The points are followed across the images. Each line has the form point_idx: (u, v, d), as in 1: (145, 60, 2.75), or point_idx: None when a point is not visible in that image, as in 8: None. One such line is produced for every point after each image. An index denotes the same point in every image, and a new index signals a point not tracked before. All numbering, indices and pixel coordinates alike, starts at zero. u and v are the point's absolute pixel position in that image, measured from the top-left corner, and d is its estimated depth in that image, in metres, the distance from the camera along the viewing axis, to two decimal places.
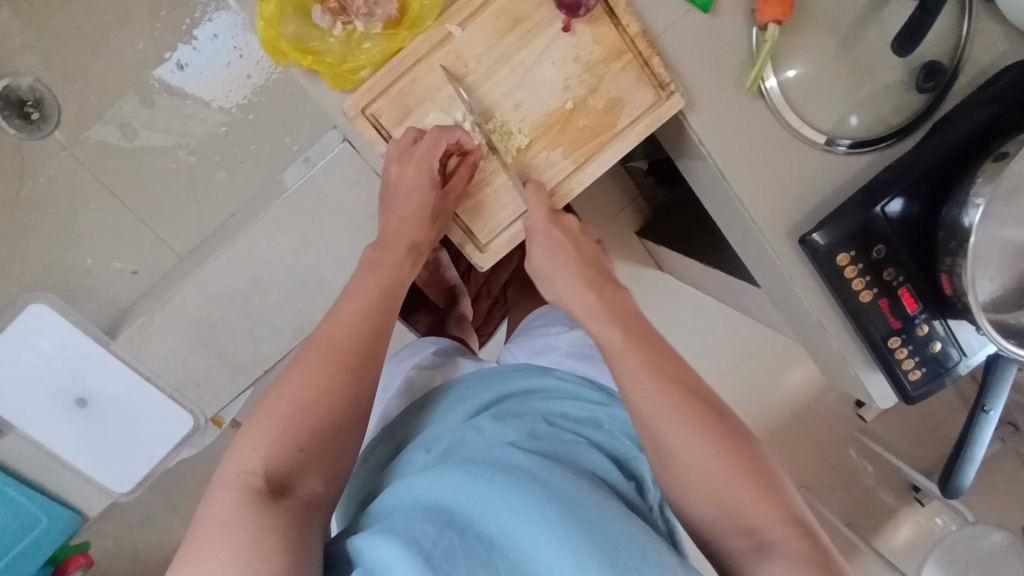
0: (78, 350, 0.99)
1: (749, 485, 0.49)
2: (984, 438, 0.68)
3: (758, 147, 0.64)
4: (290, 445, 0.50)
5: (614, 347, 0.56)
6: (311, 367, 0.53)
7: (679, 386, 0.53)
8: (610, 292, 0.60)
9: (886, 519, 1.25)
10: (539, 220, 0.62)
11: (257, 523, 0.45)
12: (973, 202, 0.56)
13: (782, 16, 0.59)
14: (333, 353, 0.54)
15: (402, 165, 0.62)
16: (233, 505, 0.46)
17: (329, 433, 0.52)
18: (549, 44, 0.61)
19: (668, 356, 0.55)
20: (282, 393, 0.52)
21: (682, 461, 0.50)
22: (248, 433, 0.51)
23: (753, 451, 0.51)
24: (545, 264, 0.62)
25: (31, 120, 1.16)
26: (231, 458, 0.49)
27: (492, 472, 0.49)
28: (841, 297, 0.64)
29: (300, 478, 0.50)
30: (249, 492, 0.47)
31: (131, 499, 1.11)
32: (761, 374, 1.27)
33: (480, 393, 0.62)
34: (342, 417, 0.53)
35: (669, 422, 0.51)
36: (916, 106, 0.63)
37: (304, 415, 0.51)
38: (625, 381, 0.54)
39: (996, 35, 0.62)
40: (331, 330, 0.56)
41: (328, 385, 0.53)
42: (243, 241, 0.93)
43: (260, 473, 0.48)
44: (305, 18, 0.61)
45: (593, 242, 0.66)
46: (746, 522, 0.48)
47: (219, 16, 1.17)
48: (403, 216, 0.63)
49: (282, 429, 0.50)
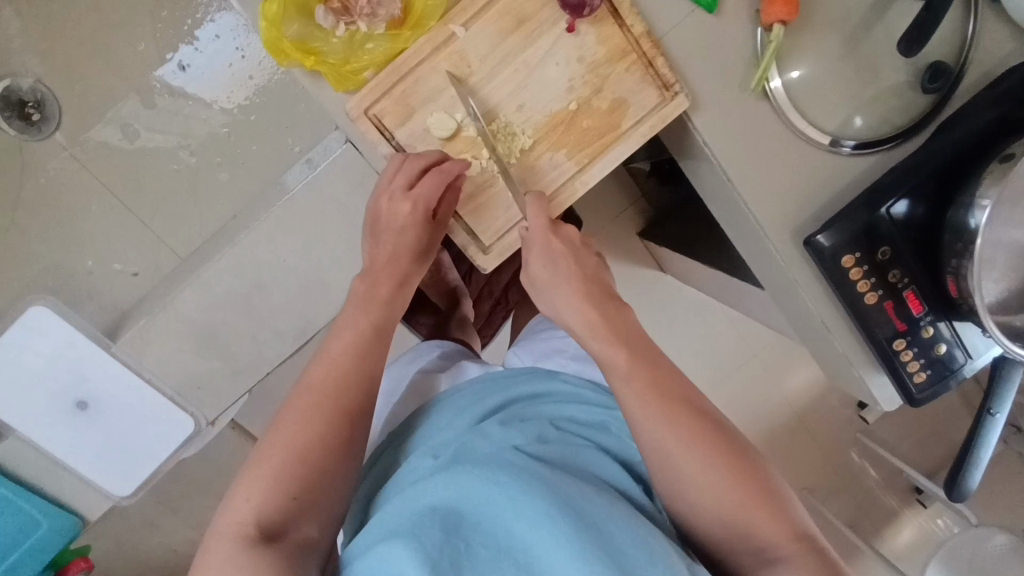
0: (78, 353, 0.99)
1: (759, 506, 0.49)
2: (990, 441, 0.68)
3: (763, 150, 0.64)
4: (285, 494, 0.50)
5: (618, 365, 0.54)
6: (301, 415, 0.54)
7: (683, 405, 0.52)
8: (611, 308, 0.59)
9: (889, 521, 1.24)
10: (538, 230, 0.61)
11: (250, 573, 0.45)
12: (979, 204, 0.56)
13: (787, 16, 0.59)
14: (325, 399, 0.55)
15: (394, 201, 0.61)
16: (227, 557, 0.46)
17: (323, 479, 0.52)
18: (553, 44, 0.61)
19: (669, 377, 0.54)
20: (274, 443, 0.52)
21: (688, 483, 0.50)
22: (242, 483, 0.51)
23: (762, 469, 0.51)
24: (545, 277, 0.61)
25: (32, 121, 1.15)
26: (224, 510, 0.50)
27: (499, 476, 0.49)
28: (846, 299, 0.64)
29: (295, 524, 0.50)
30: (242, 541, 0.47)
31: (132, 502, 1.10)
32: (764, 376, 1.26)
33: (485, 398, 0.62)
34: (333, 462, 0.53)
35: (676, 442, 0.50)
36: (921, 107, 0.62)
37: (298, 462, 0.51)
38: (626, 401, 0.53)
39: (1002, 35, 0.62)
40: (322, 375, 0.57)
41: (320, 434, 0.53)
42: (244, 243, 0.92)
43: (253, 522, 0.48)
44: (307, 17, 0.60)
45: (594, 256, 0.65)
46: (758, 544, 0.49)
47: (220, 16, 1.17)
48: (392, 251, 0.63)
49: (276, 478, 0.51)
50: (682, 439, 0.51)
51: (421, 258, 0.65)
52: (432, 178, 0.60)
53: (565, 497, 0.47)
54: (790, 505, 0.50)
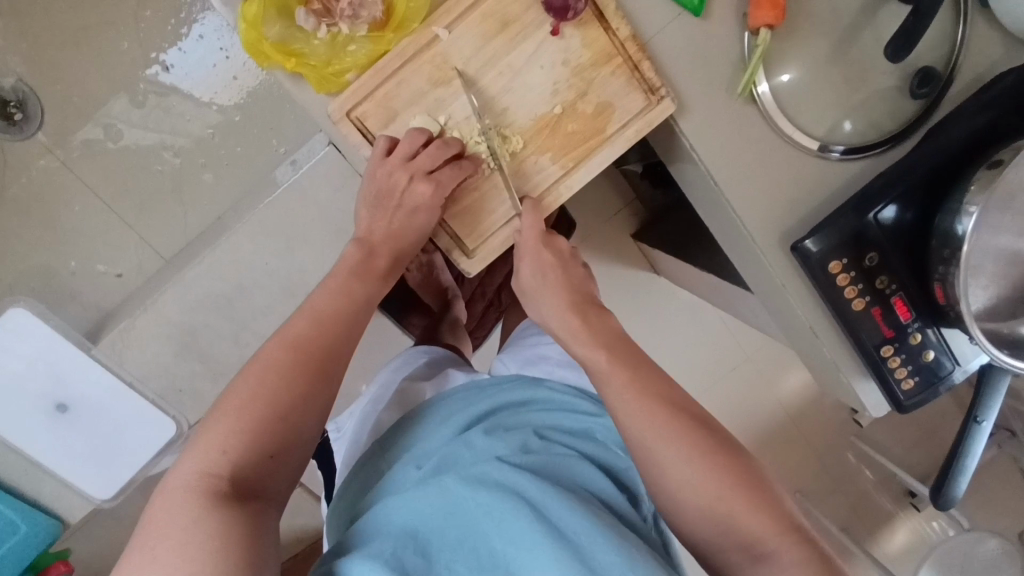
0: (57, 355, 0.98)
1: (741, 493, 0.48)
2: (977, 448, 0.67)
3: (750, 154, 0.63)
4: (260, 451, 0.48)
5: (599, 367, 0.54)
6: (283, 370, 0.51)
7: (663, 399, 0.52)
8: (593, 315, 0.58)
9: (883, 525, 1.24)
10: (530, 237, 0.61)
11: (222, 528, 0.43)
12: (967, 210, 0.55)
13: (774, 21, 0.58)
14: (305, 356, 0.52)
15: (415, 182, 0.60)
16: (195, 510, 0.43)
17: (299, 440, 0.50)
18: (537, 47, 0.60)
19: (654, 374, 0.54)
20: (253, 394, 0.49)
21: (670, 473, 0.49)
22: (211, 435, 0.48)
23: (744, 459, 0.50)
24: (532, 286, 0.60)
25: (14, 121, 1.14)
26: (193, 457, 0.47)
27: (480, 490, 0.49)
28: (834, 306, 0.64)
29: (268, 484, 0.48)
30: (213, 495, 0.44)
31: (111, 504, 1.06)
32: (755, 379, 1.26)
33: (470, 406, 0.61)
34: (310, 422, 0.51)
35: (656, 436, 0.50)
36: (910, 112, 0.62)
37: (277, 419, 0.49)
38: (610, 397, 0.53)
39: (991, 40, 0.61)
40: (297, 329, 0.54)
41: (302, 392, 0.51)
42: (227, 245, 0.92)
43: (226, 476, 0.46)
44: (288, 19, 0.59)
45: (584, 267, 0.63)
46: (743, 532, 0.47)
47: (206, 17, 1.16)
48: (397, 229, 0.62)
49: (252, 433, 0.48)
50: (672, 440, 0.50)
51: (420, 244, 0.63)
52: (455, 166, 0.61)
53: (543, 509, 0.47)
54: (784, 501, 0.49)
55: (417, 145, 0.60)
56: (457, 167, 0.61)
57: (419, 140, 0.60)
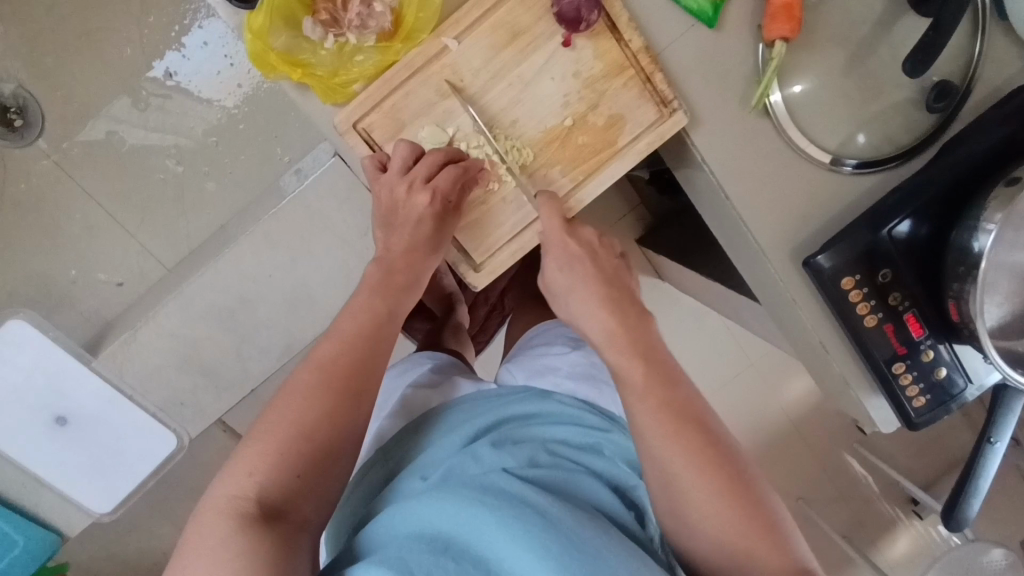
0: (57, 366, 0.97)
1: (757, 532, 0.49)
2: (989, 469, 0.65)
3: (761, 167, 0.62)
4: (287, 472, 0.47)
5: (632, 382, 0.52)
6: (311, 391, 0.50)
7: (693, 426, 0.51)
8: (632, 316, 0.55)
9: (885, 533, 1.23)
10: (553, 231, 0.59)
11: (248, 549, 0.43)
12: (984, 228, 0.54)
13: (789, 34, 0.57)
14: (336, 376, 0.51)
15: (413, 193, 0.58)
16: (223, 531, 0.43)
17: (331, 460, 0.49)
18: (548, 58, 0.59)
19: (684, 395, 0.52)
20: (282, 415, 0.48)
21: (691, 507, 0.49)
22: (243, 454, 0.47)
23: (757, 490, 0.50)
24: (562, 281, 0.58)
25: (14, 127, 1.13)
26: (223, 479, 0.46)
27: (488, 499, 0.48)
28: (847, 322, 0.62)
29: (296, 503, 0.47)
30: (241, 517, 0.44)
31: (110, 518, 1.09)
32: (760, 388, 1.25)
33: (477, 417, 0.60)
34: (341, 444, 0.50)
35: (683, 469, 0.49)
36: (924, 127, 0.61)
37: (304, 440, 0.48)
38: (638, 417, 0.51)
39: (1009, 53, 0.60)
40: (329, 348, 0.52)
41: (331, 412, 0.49)
42: (230, 256, 0.91)
43: (253, 499, 0.45)
44: (295, 28, 0.58)
45: (617, 257, 0.61)
46: (754, 570, 0.48)
47: (209, 23, 1.15)
48: (411, 242, 0.59)
49: (281, 452, 0.47)
50: (695, 471, 0.49)
51: (437, 254, 0.61)
52: (451, 169, 0.59)
53: (555, 519, 0.46)
54: (788, 531, 0.50)
55: (409, 158, 0.59)
56: (454, 170, 0.59)
57: (410, 153, 0.59)
